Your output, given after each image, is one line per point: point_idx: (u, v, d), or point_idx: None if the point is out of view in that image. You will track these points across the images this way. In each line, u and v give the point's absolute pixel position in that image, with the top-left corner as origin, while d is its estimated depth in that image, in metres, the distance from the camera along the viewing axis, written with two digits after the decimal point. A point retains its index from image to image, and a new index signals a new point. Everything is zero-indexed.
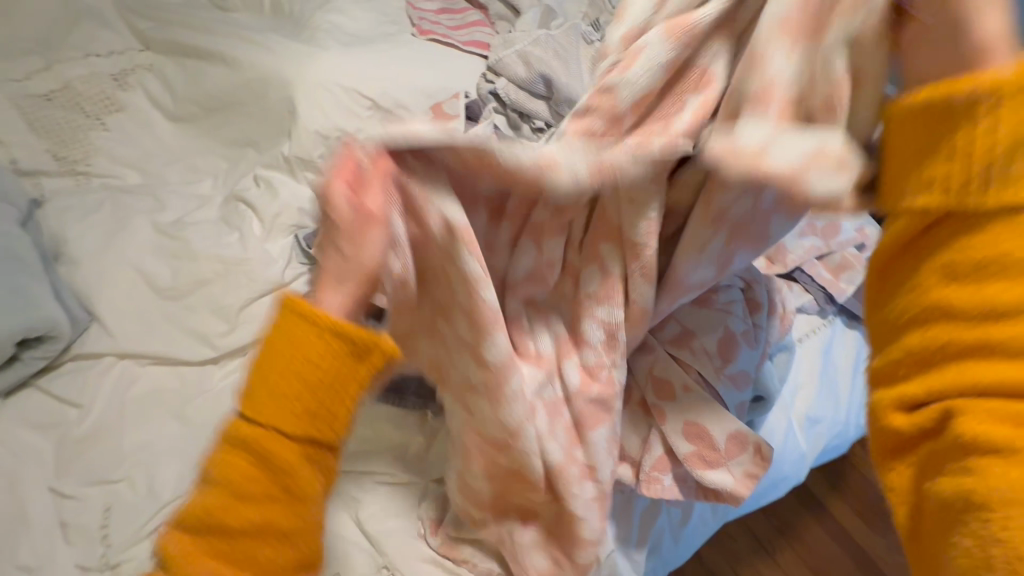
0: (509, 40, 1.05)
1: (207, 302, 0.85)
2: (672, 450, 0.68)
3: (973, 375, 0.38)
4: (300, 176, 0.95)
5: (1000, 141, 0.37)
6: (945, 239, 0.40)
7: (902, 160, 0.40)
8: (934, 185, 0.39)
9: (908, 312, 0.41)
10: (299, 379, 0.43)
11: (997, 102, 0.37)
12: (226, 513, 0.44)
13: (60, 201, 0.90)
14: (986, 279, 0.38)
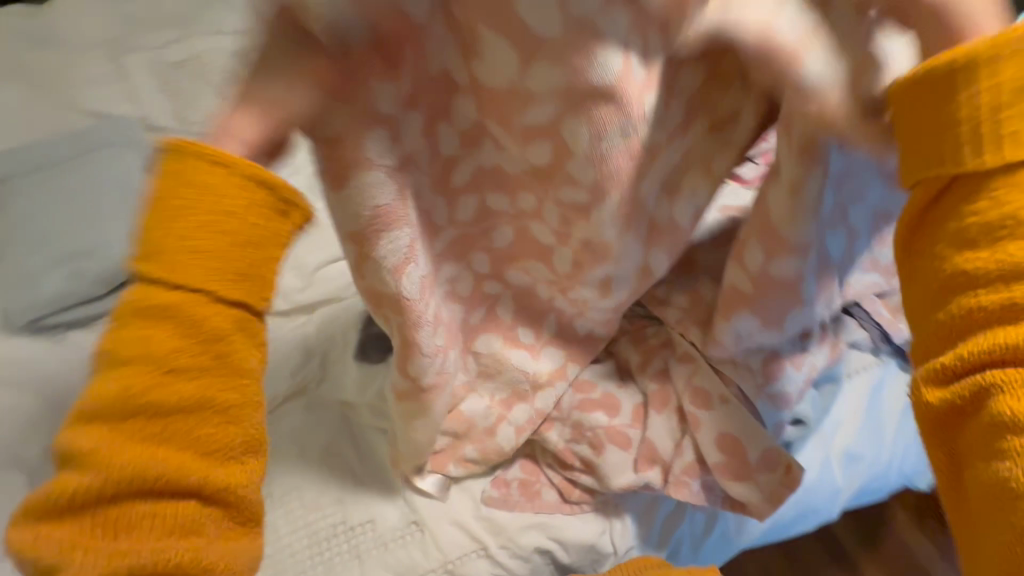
0: None
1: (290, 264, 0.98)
2: (703, 458, 0.70)
3: (1010, 342, 0.37)
4: None
5: None
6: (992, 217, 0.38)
7: (924, 127, 0.40)
8: (976, 150, 0.38)
9: (948, 277, 0.40)
10: (206, 227, 0.39)
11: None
12: (150, 389, 0.41)
13: None
14: (1012, 238, 0.38)
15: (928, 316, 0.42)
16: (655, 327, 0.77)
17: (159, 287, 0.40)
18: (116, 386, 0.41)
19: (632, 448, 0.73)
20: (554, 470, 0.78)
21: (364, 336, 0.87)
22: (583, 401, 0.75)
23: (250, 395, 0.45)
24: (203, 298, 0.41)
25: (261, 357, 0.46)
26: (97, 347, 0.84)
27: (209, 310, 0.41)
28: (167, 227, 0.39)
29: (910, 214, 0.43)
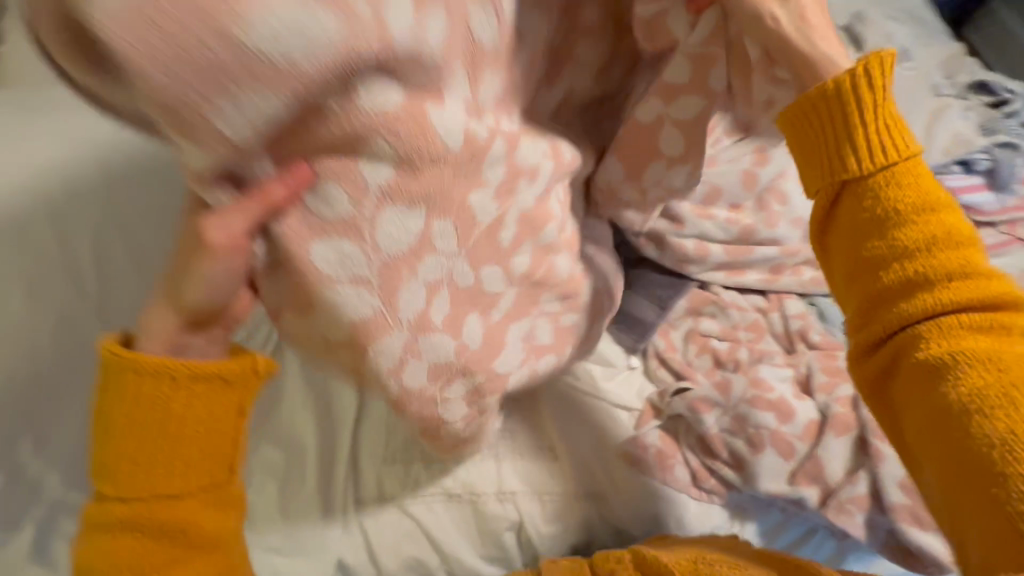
0: None
1: None
2: (877, 494, 0.66)
3: (912, 310, 0.46)
4: None
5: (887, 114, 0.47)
6: (874, 181, 0.47)
7: (814, 159, 0.49)
8: (858, 159, 0.47)
9: (868, 221, 0.47)
10: (154, 438, 0.47)
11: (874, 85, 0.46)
12: (143, 539, 0.48)
13: None
14: (905, 225, 0.47)
15: (846, 305, 0.50)
16: None
17: (128, 457, 0.47)
18: (109, 543, 0.48)
19: (792, 460, 0.71)
20: (696, 454, 0.77)
21: None
22: (757, 396, 0.73)
23: (223, 527, 0.51)
24: (179, 427, 0.47)
25: (225, 518, 0.51)
26: None
27: (181, 449, 0.48)
28: (113, 456, 0.48)
29: (819, 232, 0.51)
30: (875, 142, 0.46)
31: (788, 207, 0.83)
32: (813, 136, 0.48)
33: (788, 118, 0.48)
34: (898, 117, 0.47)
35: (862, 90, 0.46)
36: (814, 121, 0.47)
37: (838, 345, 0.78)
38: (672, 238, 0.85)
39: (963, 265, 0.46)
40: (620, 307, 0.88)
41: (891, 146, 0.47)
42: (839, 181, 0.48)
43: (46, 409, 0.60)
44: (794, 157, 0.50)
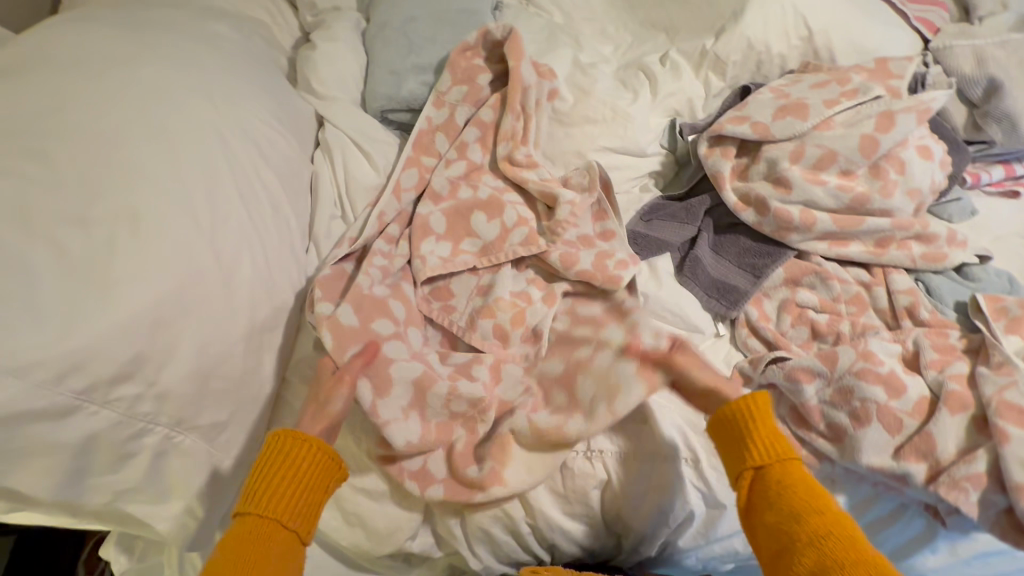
0: (970, 32, 0.96)
1: (585, 138, 0.95)
2: (1001, 474, 0.62)
3: (807, 557, 0.51)
4: (702, 73, 1.00)
5: (757, 448, 0.59)
6: (770, 472, 0.58)
7: (725, 454, 0.61)
8: (750, 456, 0.58)
9: (774, 507, 0.55)
10: (281, 484, 0.57)
11: (751, 419, 0.59)
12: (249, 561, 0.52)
13: (510, 12, 1.08)
14: (787, 501, 0.55)
15: (766, 551, 0.55)
16: (963, 334, 0.73)
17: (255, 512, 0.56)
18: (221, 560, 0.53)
19: (899, 435, 0.68)
20: (786, 425, 0.73)
21: (631, 231, 0.91)
22: (866, 369, 0.71)
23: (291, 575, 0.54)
24: (300, 493, 0.57)
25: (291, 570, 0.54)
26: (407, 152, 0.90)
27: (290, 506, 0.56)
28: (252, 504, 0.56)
29: (740, 504, 0.59)
30: (764, 448, 0.58)
31: (906, 177, 0.79)
32: (734, 429, 0.60)
33: (714, 416, 0.62)
34: (782, 433, 0.60)
35: (742, 409, 0.60)
36: (729, 423, 0.61)
37: (949, 323, 0.75)
38: (776, 204, 0.82)
39: (832, 540, 0.52)
40: (711, 274, 0.86)
41: (776, 452, 0.58)
42: (750, 469, 0.58)
43: (166, 339, 0.57)
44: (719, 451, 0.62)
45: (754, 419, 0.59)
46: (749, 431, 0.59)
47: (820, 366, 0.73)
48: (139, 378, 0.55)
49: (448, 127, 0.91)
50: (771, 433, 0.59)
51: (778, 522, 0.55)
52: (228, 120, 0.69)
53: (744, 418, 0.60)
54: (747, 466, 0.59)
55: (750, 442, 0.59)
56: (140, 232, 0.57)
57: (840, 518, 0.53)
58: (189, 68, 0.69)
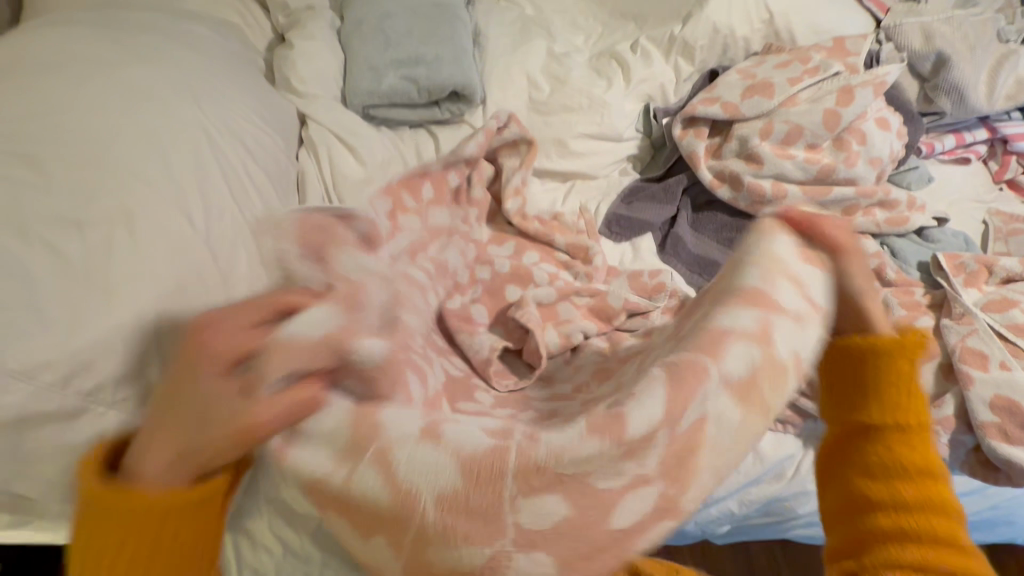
0: (917, 10, 1.02)
1: (563, 126, 0.98)
2: (968, 415, 0.66)
3: (890, 522, 0.46)
4: (671, 59, 1.04)
5: (889, 397, 0.50)
6: (883, 434, 0.49)
7: (835, 387, 0.53)
8: (870, 403, 0.50)
9: (867, 463, 0.49)
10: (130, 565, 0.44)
11: (894, 366, 0.50)
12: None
13: (482, 7, 1.10)
14: (894, 462, 0.48)
15: (834, 499, 0.51)
16: (926, 291, 0.79)
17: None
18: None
19: None
20: None
21: (613, 213, 0.94)
22: None
23: None
24: (164, 526, 0.44)
25: None
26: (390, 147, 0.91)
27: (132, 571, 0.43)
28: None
29: (827, 444, 0.53)
30: (890, 408, 0.49)
31: (867, 147, 0.84)
32: (861, 378, 0.51)
33: (838, 343, 0.52)
34: (918, 392, 0.51)
35: (883, 357, 0.50)
36: (857, 372, 0.51)
37: (913, 281, 0.80)
38: (749, 178, 0.86)
39: (919, 516, 0.46)
40: (692, 252, 0.91)
41: (903, 416, 0.49)
42: (860, 421, 0.51)
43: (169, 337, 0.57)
44: (828, 392, 0.53)
45: (892, 366, 0.50)
46: (880, 378, 0.50)
47: None
48: (144, 377, 0.55)
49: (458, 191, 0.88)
50: (908, 386, 0.50)
51: (868, 480, 0.48)
52: (214, 119, 0.69)
53: (880, 362, 0.50)
54: (867, 409, 0.50)
55: (879, 390, 0.50)
56: (136, 232, 0.57)
57: (942, 495, 0.47)
58: (170, 69, 0.69)
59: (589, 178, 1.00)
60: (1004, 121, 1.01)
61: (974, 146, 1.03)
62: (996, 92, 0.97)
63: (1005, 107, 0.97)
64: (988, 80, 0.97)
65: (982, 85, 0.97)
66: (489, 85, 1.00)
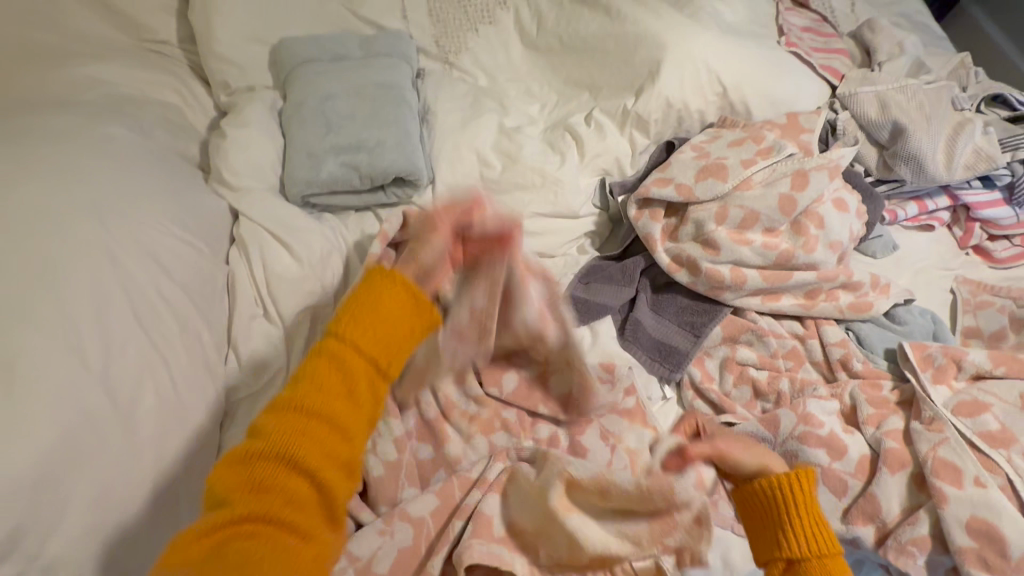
0: (871, 78, 1.01)
1: (515, 204, 0.95)
2: (943, 535, 0.62)
3: None
4: (626, 131, 1.01)
5: (801, 534, 0.54)
6: (806, 565, 0.53)
7: (754, 533, 0.57)
8: (788, 543, 0.54)
9: None
10: (368, 318, 0.52)
11: (796, 506, 0.54)
12: (304, 449, 0.48)
13: (432, 79, 1.07)
14: None
15: None
16: (894, 384, 0.75)
17: (352, 334, 0.52)
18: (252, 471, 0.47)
19: (846, 497, 0.68)
20: None
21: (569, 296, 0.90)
22: (807, 432, 0.71)
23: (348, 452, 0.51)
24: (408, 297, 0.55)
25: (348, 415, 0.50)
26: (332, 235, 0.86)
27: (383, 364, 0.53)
28: (353, 324, 0.52)
29: None
30: (806, 536, 0.54)
31: (826, 231, 0.81)
32: (770, 516, 0.55)
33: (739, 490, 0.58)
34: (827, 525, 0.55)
35: (779, 494, 0.55)
36: (762, 510, 0.56)
37: (881, 373, 0.76)
38: (706, 264, 0.82)
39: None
40: (652, 336, 0.86)
41: (817, 544, 0.53)
42: (782, 559, 0.54)
43: (53, 504, 0.51)
44: (759, 533, 0.57)
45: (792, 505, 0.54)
46: (789, 519, 0.54)
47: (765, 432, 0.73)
48: (20, 554, 0.49)
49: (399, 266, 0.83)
50: (816, 527, 0.54)
51: None
52: (122, 236, 0.64)
53: (783, 506, 0.55)
54: (788, 548, 0.54)
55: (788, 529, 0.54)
56: (15, 386, 0.51)
57: None
58: (73, 183, 0.64)
59: (544, 256, 0.96)
60: (966, 188, 0.98)
61: (937, 213, 1.01)
62: (956, 161, 0.95)
63: (965, 177, 0.95)
64: (946, 149, 0.95)
65: (940, 155, 0.95)
66: (438, 165, 0.97)
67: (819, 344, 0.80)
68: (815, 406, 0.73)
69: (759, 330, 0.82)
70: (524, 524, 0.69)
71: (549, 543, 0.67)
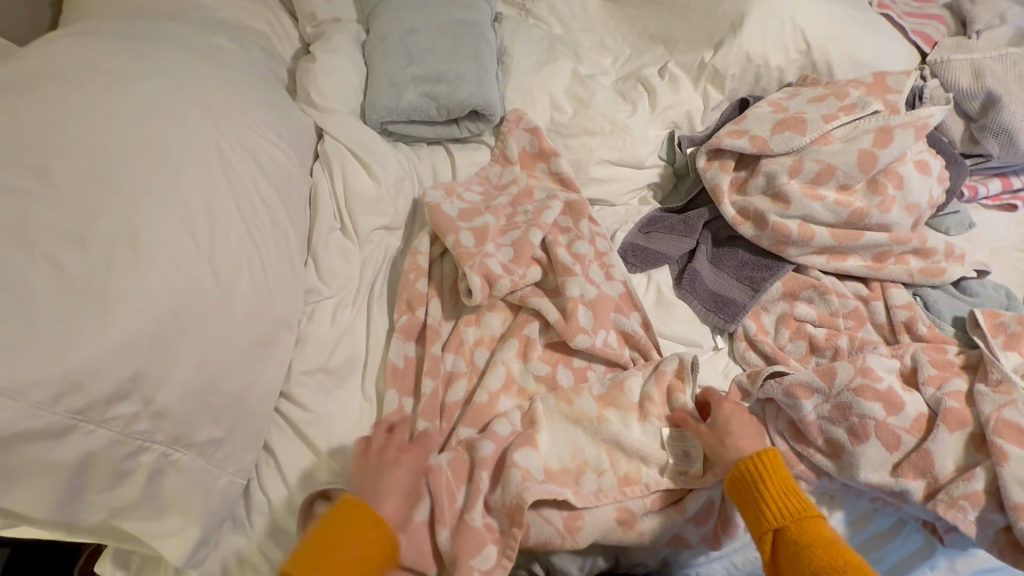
0: (967, 46, 0.97)
1: (583, 149, 0.96)
2: (999, 493, 0.62)
3: None
4: (701, 86, 1.00)
5: (779, 505, 0.59)
6: (788, 532, 0.58)
7: (743, 515, 0.62)
8: (768, 515, 0.59)
9: None
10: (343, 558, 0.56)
11: (766, 479, 0.61)
12: None
13: (509, 23, 1.08)
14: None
15: None
16: (960, 349, 0.74)
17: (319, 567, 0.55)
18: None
19: (897, 452, 0.68)
20: (786, 437, 0.74)
21: (628, 243, 0.91)
22: (864, 385, 0.70)
23: None
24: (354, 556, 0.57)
25: None
26: (406, 163, 0.91)
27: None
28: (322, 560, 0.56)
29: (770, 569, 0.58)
30: (781, 506, 0.59)
31: (904, 192, 0.80)
32: (754, 496, 0.61)
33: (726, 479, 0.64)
34: (800, 493, 0.61)
35: (755, 472, 0.62)
36: (745, 492, 0.62)
37: (947, 339, 0.75)
38: (774, 217, 0.82)
39: None
40: (709, 287, 0.86)
41: (792, 510, 0.59)
42: (771, 530, 0.59)
43: (166, 357, 0.57)
44: (748, 519, 0.61)
45: (763, 478, 0.61)
46: (766, 491, 0.61)
47: (819, 383, 0.72)
48: (137, 396, 0.55)
49: (481, 233, 0.83)
50: (791, 496, 0.60)
51: None
52: (226, 134, 0.69)
53: (759, 482, 0.61)
54: (768, 517, 0.59)
55: (766, 502, 0.60)
56: (137, 251, 0.57)
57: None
58: (186, 83, 0.69)
59: (606, 204, 0.97)
60: None
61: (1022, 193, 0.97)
62: None
63: None
64: None
65: None
66: (511, 105, 0.99)
67: (884, 308, 0.79)
68: (875, 361, 0.72)
69: (823, 289, 0.81)
70: (555, 464, 0.71)
71: (582, 479, 0.70)
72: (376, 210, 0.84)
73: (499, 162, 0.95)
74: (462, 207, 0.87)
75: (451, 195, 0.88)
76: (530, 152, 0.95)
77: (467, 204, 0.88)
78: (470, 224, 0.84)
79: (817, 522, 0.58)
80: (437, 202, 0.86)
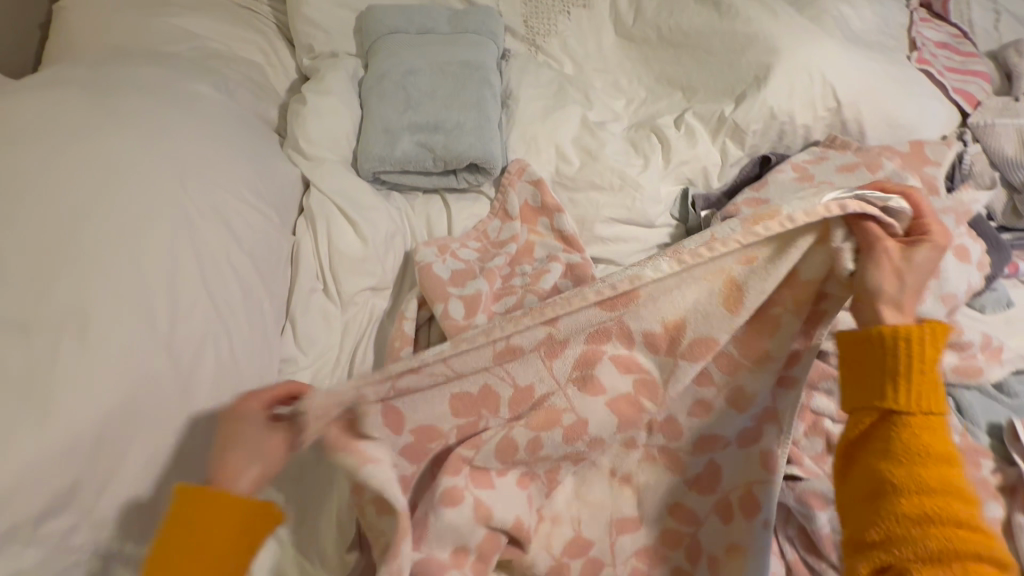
0: (1014, 110, 0.89)
1: (589, 205, 0.90)
2: None
3: (910, 509, 0.45)
4: (719, 140, 0.93)
5: (916, 385, 0.48)
6: (907, 421, 0.48)
7: (850, 375, 0.52)
8: (893, 397, 0.48)
9: (878, 484, 0.47)
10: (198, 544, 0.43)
11: (913, 358, 0.48)
12: None
13: (517, 62, 1.02)
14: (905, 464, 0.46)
15: (856, 500, 0.49)
16: (997, 465, 0.66)
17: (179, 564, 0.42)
18: None
19: None
20: (794, 546, 0.67)
21: None
22: None
23: None
24: (225, 556, 0.43)
25: None
26: (398, 216, 0.85)
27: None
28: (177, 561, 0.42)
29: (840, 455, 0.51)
30: (914, 395, 0.48)
31: (940, 280, 0.72)
32: (881, 368, 0.49)
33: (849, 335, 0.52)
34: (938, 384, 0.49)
35: (904, 346, 0.48)
36: (877, 364, 0.49)
37: (983, 450, 0.67)
38: None
39: (930, 475, 0.46)
40: None
41: (924, 401, 0.48)
42: (879, 411, 0.49)
43: (112, 459, 0.51)
44: (851, 381, 0.52)
45: (913, 356, 0.48)
46: (900, 368, 0.48)
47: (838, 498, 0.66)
48: (76, 506, 0.49)
49: (472, 300, 0.76)
50: (928, 384, 0.48)
51: (884, 478, 0.47)
52: (198, 196, 0.63)
53: (902, 354, 0.48)
54: (894, 394, 0.48)
55: (899, 377, 0.48)
56: (84, 340, 0.51)
57: (948, 474, 0.46)
58: (156, 139, 0.63)
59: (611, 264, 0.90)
60: None
61: None
62: None
63: None
64: None
65: None
66: (514, 153, 0.92)
67: None
68: None
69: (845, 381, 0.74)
70: None
71: None
72: (361, 270, 0.78)
73: (498, 217, 0.88)
74: (455, 268, 0.80)
75: (443, 254, 0.82)
76: (532, 206, 0.88)
77: (460, 265, 0.81)
78: (461, 289, 0.77)
79: (936, 425, 0.48)
80: (428, 261, 0.80)
